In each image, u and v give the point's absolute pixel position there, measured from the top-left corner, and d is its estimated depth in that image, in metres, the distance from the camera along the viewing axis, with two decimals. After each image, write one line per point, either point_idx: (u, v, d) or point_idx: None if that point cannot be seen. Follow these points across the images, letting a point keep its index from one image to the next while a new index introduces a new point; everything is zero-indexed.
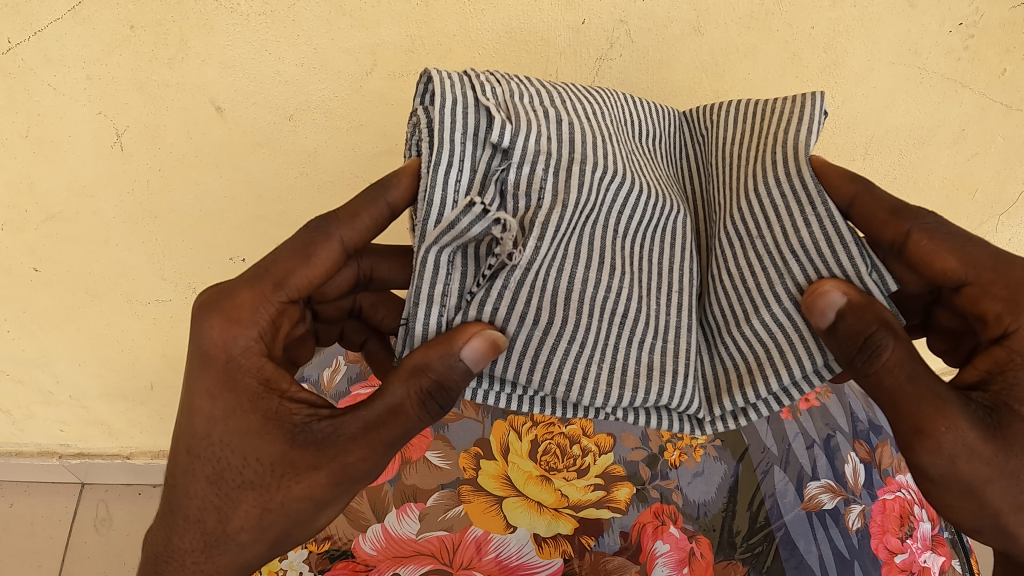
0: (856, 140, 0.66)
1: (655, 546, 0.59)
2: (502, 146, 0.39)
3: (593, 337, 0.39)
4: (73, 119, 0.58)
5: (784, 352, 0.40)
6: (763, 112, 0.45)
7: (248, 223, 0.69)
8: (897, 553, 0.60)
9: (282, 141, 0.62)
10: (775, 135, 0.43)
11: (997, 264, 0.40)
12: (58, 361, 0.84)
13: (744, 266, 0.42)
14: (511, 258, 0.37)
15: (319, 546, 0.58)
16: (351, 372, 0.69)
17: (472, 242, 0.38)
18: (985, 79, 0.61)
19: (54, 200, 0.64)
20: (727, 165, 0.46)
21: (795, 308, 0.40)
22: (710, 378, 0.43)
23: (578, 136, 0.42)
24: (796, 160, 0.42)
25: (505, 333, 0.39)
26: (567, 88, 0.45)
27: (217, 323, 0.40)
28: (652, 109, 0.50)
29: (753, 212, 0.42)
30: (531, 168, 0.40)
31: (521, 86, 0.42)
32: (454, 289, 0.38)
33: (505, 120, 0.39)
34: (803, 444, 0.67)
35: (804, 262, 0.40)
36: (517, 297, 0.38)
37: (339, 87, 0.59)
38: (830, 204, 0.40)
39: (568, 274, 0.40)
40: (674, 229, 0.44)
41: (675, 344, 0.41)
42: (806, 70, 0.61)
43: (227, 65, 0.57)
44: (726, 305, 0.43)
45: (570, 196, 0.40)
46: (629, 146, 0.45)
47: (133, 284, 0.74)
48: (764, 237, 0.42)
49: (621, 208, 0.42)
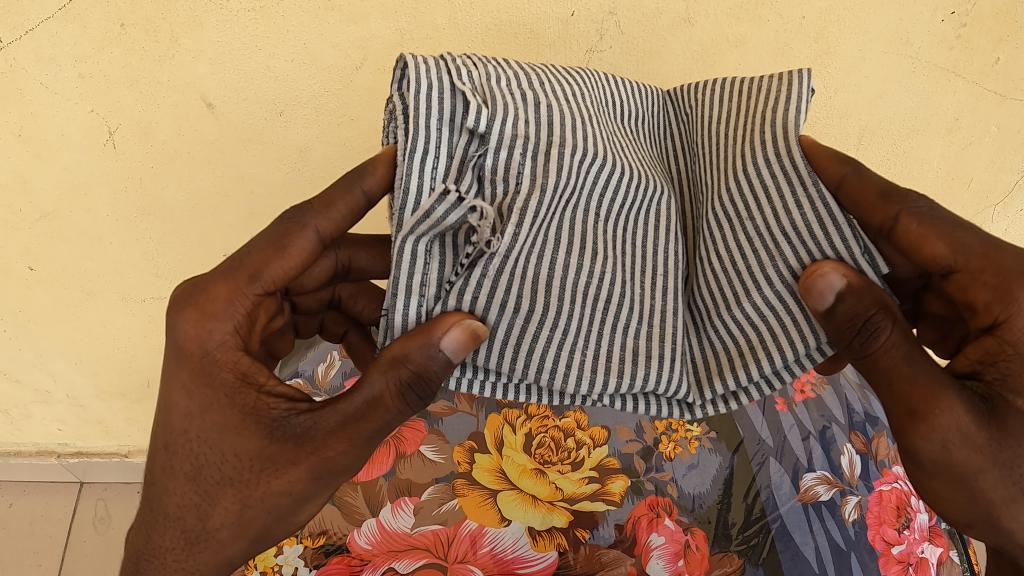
0: (848, 130, 0.67)
1: (650, 539, 0.59)
2: (478, 131, 0.39)
3: (577, 323, 0.39)
4: (64, 117, 0.58)
5: (776, 334, 0.40)
6: (748, 91, 0.45)
7: (242, 219, 0.69)
8: (894, 544, 0.60)
9: (273, 135, 0.62)
10: (761, 115, 0.43)
11: (987, 250, 0.39)
12: (54, 359, 0.84)
13: (732, 246, 0.42)
14: (489, 246, 0.37)
15: (315, 542, 0.58)
16: (345, 367, 0.70)
17: (450, 230, 0.38)
18: (978, 69, 0.61)
19: (48, 199, 0.64)
20: (712, 145, 0.46)
21: (787, 291, 0.40)
22: (701, 362, 0.42)
23: (558, 119, 0.42)
24: (784, 140, 0.42)
25: (486, 323, 0.38)
26: (547, 70, 0.45)
27: (192, 317, 0.40)
28: (636, 91, 0.50)
29: (741, 193, 0.42)
30: (509, 153, 0.39)
31: (498, 69, 0.42)
32: (433, 278, 0.38)
33: (481, 105, 0.39)
34: (798, 435, 0.67)
35: (796, 243, 0.40)
36: (497, 285, 0.38)
37: (330, 83, 0.59)
38: (821, 186, 0.40)
39: (549, 259, 0.40)
40: (658, 213, 0.44)
41: (661, 329, 0.41)
42: (797, 60, 0.60)
43: (219, 61, 0.56)
44: (715, 288, 0.42)
45: (552, 178, 0.40)
46: (611, 128, 0.45)
47: (128, 281, 0.74)
48: (754, 219, 0.42)
49: (603, 192, 0.42)
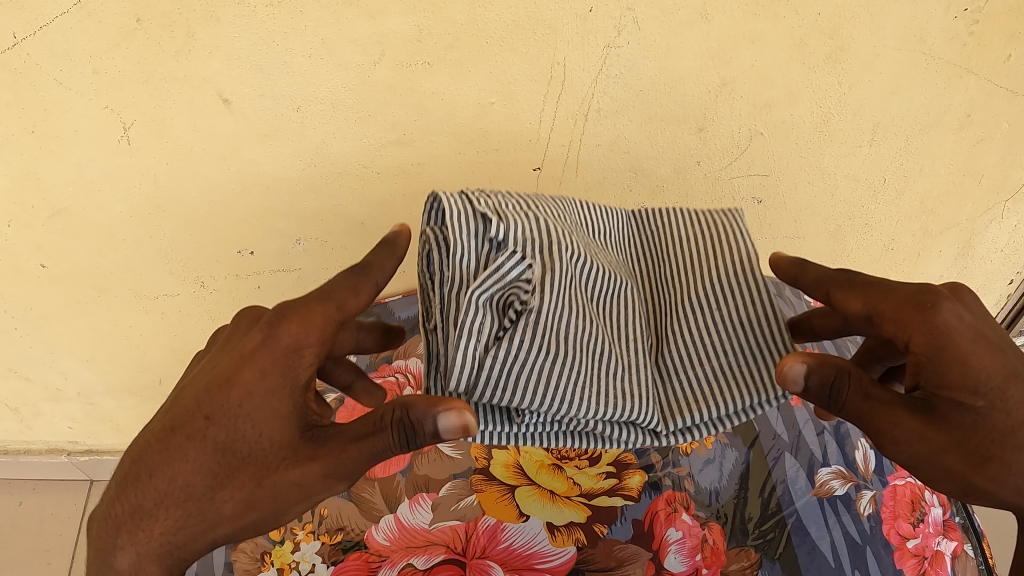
0: (862, 126, 0.67)
1: (668, 534, 0.59)
2: (497, 240, 0.46)
3: (581, 383, 0.45)
4: (79, 113, 0.58)
5: (728, 387, 0.48)
6: (704, 223, 0.54)
7: (257, 216, 0.68)
8: (908, 538, 0.61)
9: (289, 132, 0.61)
10: (722, 248, 0.52)
11: (919, 293, 0.46)
12: (65, 357, 0.84)
13: (683, 302, 0.51)
14: (530, 306, 0.44)
15: (332, 538, 0.59)
16: (362, 363, 0.70)
17: (500, 292, 0.45)
18: (990, 65, 0.62)
19: (61, 195, 0.65)
20: (678, 262, 0.53)
21: (741, 354, 0.49)
22: (666, 399, 0.48)
23: (556, 229, 0.48)
24: (743, 270, 0.51)
25: (521, 383, 0.43)
26: (536, 198, 0.51)
27: (294, 323, 0.44)
28: (602, 213, 0.55)
29: (705, 307, 0.50)
30: (529, 266, 0.45)
31: (502, 198, 0.49)
32: (483, 337, 0.43)
33: (499, 219, 0.46)
34: (814, 430, 0.67)
35: (756, 331, 0.49)
36: (538, 340, 0.44)
37: (347, 79, 0.57)
38: (770, 287, 0.50)
39: (571, 320, 0.46)
40: (633, 298, 0.51)
41: (641, 384, 0.47)
42: (812, 57, 0.60)
43: (235, 56, 0.55)
44: (684, 350, 0.49)
45: (559, 247, 0.47)
46: (586, 243, 0.51)
47: (141, 278, 0.74)
48: (721, 310, 0.50)
49: (593, 285, 0.49)
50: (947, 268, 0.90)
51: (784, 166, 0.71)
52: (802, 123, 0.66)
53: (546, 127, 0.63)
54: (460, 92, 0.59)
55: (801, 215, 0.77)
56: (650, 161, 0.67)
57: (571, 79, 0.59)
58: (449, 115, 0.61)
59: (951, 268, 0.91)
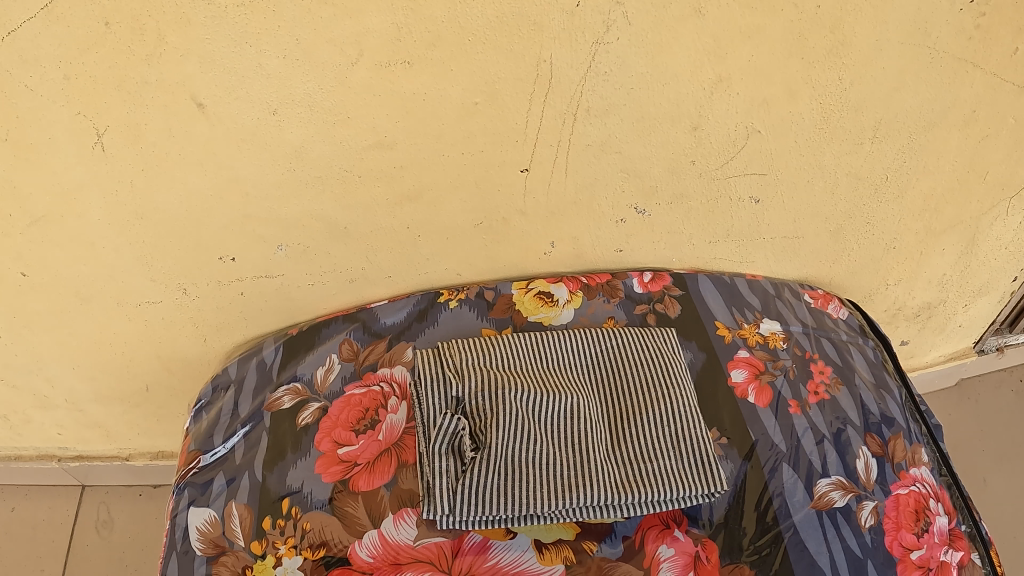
0: (865, 123, 0.65)
1: (660, 551, 0.57)
2: (458, 397, 0.60)
3: (533, 469, 0.56)
4: (52, 120, 0.56)
5: (659, 482, 0.56)
6: (650, 351, 0.66)
7: (237, 222, 0.66)
8: (913, 549, 0.60)
9: (267, 136, 0.59)
10: (662, 373, 0.63)
11: None
12: (51, 365, 0.83)
13: (633, 420, 0.60)
14: (483, 444, 0.57)
15: (314, 553, 0.57)
16: (345, 371, 0.69)
17: (458, 444, 0.57)
18: (997, 59, 0.62)
19: (39, 203, 0.63)
20: (627, 390, 0.62)
21: (672, 421, 0.60)
22: (612, 477, 0.56)
23: (509, 382, 0.60)
24: (675, 396, 0.61)
25: (480, 488, 0.55)
26: (500, 343, 0.65)
27: None
28: (564, 343, 0.66)
29: (646, 411, 0.60)
30: (481, 418, 0.58)
31: (466, 359, 0.63)
32: (450, 473, 0.56)
33: (458, 388, 0.60)
34: (813, 439, 0.65)
35: (684, 419, 0.60)
36: (491, 471, 0.56)
37: (325, 80, 0.55)
38: (693, 407, 0.61)
39: (520, 452, 0.57)
40: (585, 404, 0.61)
41: (588, 460, 0.57)
42: (812, 52, 0.58)
43: (208, 59, 0.53)
44: (629, 438, 0.59)
45: (508, 390, 0.59)
46: (542, 384, 0.61)
47: (123, 286, 0.73)
48: (656, 411, 0.60)
49: (545, 409, 0.59)
50: (950, 266, 0.88)
51: (784, 166, 0.68)
52: (802, 121, 0.64)
53: (534, 126, 0.60)
54: (443, 92, 0.57)
55: (801, 214, 0.74)
56: (642, 162, 0.65)
57: (559, 77, 0.57)
58: (433, 117, 0.59)
59: (954, 266, 0.89)
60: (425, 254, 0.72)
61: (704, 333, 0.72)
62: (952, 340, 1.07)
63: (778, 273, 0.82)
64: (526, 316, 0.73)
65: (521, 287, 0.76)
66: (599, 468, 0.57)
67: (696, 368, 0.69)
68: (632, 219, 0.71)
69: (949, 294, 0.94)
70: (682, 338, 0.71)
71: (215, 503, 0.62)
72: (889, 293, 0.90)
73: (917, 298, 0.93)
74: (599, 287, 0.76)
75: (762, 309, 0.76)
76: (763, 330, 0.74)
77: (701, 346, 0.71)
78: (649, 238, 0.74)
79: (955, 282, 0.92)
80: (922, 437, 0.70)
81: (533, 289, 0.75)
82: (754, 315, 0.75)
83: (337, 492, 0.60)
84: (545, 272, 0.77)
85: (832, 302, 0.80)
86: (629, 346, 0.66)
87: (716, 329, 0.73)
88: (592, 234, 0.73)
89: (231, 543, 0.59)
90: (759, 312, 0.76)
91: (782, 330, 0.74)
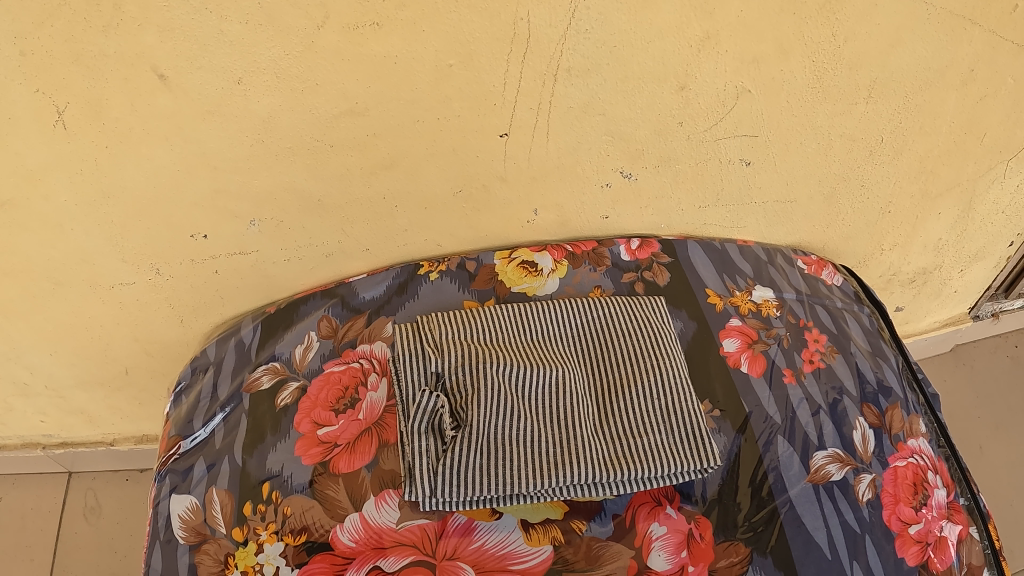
0: (859, 83, 0.62)
1: (651, 529, 0.55)
2: (437, 372, 0.57)
3: (516, 447, 0.54)
4: (8, 99, 0.53)
5: (648, 457, 0.54)
6: (639, 322, 0.63)
7: (208, 197, 0.64)
8: (911, 524, 0.59)
9: (233, 106, 0.56)
10: (652, 345, 0.61)
11: None
12: (28, 352, 0.80)
13: (620, 393, 0.58)
14: (463, 420, 0.55)
15: (296, 539, 0.55)
16: (323, 349, 0.67)
17: (438, 421, 0.55)
18: (996, 16, 0.59)
19: (2, 186, 0.60)
20: (614, 363, 0.60)
21: (663, 396, 0.57)
22: (601, 455, 0.54)
23: (491, 356, 0.58)
24: (665, 369, 0.59)
25: (461, 468, 0.53)
26: (484, 316, 0.63)
27: None
28: (549, 314, 0.64)
29: (634, 383, 0.58)
30: (461, 395, 0.56)
31: (446, 333, 0.60)
32: (429, 452, 0.54)
33: (436, 363, 0.57)
34: (808, 410, 0.64)
35: (674, 392, 0.58)
36: (472, 449, 0.54)
37: (291, 46, 0.52)
38: (684, 379, 0.59)
39: (502, 429, 0.55)
40: (571, 378, 0.59)
41: (573, 437, 0.55)
42: (804, 7, 0.55)
43: (167, 28, 0.49)
44: (617, 412, 0.57)
45: (490, 365, 0.57)
46: (525, 358, 0.59)
47: (95, 268, 0.70)
48: (645, 383, 0.58)
49: (527, 383, 0.57)
50: (946, 230, 0.86)
51: (776, 126, 0.65)
52: (794, 79, 0.61)
53: (512, 88, 0.57)
54: (417, 55, 0.54)
55: (794, 178, 0.72)
56: (626, 125, 0.62)
57: (538, 35, 0.54)
58: (408, 81, 0.56)
59: (950, 231, 0.87)
60: (404, 225, 0.70)
61: (694, 302, 0.70)
62: (947, 306, 1.05)
63: (770, 238, 0.80)
64: (509, 287, 0.71)
65: (504, 257, 0.73)
66: (587, 445, 0.55)
67: (687, 338, 0.67)
68: (618, 184, 0.69)
69: (945, 259, 0.92)
70: (672, 307, 0.69)
71: (195, 490, 0.60)
72: (884, 259, 0.88)
73: (913, 263, 0.91)
74: (585, 255, 0.73)
75: (754, 276, 0.74)
76: (755, 298, 0.71)
77: (691, 315, 0.69)
78: (636, 204, 0.72)
79: (951, 247, 0.90)
80: (919, 406, 0.68)
81: (516, 258, 0.73)
82: (746, 282, 0.73)
83: (317, 475, 0.58)
84: (529, 241, 0.75)
85: (826, 269, 0.78)
86: (616, 316, 0.64)
87: (706, 297, 0.71)
88: (578, 201, 0.70)
89: (212, 531, 0.57)
90: (751, 279, 0.73)
91: (775, 298, 0.72)
